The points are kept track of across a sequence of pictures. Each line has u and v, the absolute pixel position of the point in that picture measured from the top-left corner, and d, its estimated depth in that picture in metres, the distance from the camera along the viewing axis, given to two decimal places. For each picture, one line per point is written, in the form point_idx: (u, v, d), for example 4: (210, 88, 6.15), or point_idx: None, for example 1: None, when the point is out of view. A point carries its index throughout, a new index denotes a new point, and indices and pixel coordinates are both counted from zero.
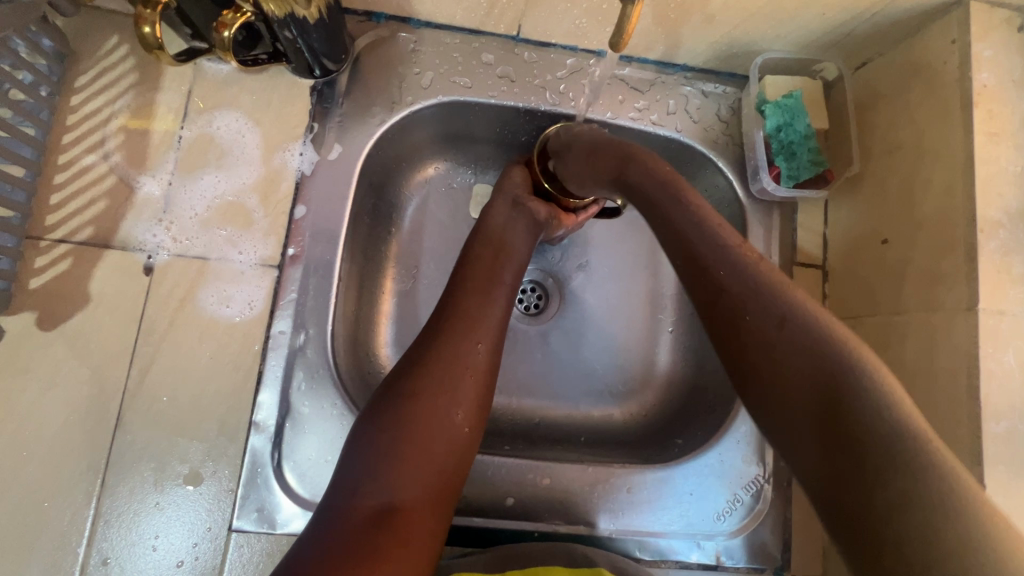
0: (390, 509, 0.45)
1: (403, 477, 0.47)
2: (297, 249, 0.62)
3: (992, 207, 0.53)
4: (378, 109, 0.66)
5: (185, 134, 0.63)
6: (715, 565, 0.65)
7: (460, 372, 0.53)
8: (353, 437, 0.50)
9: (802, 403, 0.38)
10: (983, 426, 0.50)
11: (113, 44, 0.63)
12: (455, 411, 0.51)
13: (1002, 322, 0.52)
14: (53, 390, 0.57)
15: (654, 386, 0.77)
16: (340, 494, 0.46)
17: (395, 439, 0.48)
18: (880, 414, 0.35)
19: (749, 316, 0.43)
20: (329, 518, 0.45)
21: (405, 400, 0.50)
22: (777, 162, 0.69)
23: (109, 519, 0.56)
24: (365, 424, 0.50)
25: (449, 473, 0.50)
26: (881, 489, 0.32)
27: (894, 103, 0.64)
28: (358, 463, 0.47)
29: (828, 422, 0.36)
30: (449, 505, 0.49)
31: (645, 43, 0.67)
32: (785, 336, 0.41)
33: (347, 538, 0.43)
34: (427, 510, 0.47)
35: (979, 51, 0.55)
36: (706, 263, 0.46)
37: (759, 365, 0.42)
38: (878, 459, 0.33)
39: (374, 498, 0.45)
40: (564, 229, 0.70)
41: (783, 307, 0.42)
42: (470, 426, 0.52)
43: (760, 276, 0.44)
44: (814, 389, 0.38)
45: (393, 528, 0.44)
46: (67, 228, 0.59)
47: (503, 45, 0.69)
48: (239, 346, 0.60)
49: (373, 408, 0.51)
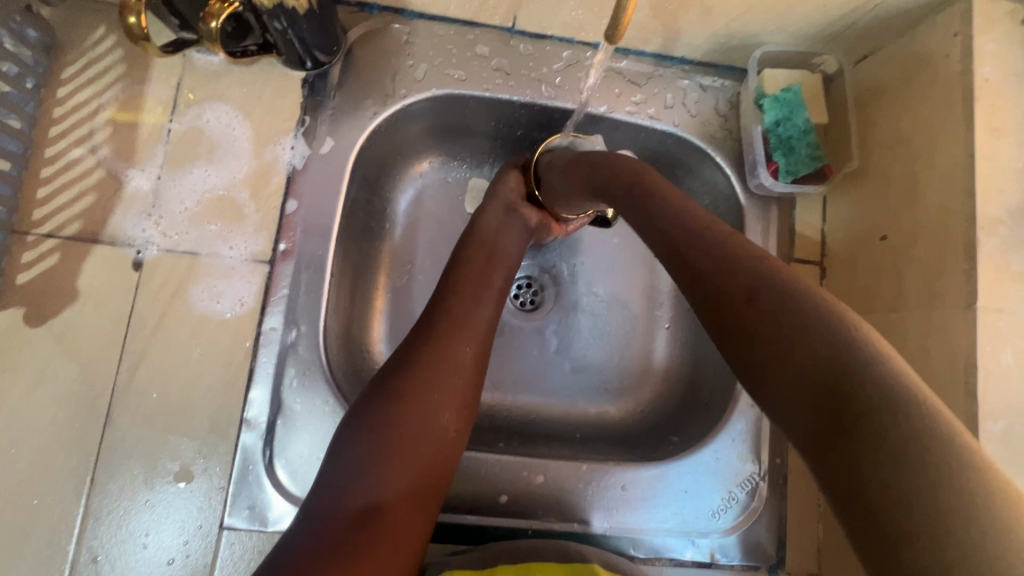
0: (375, 509, 0.45)
1: (390, 477, 0.46)
2: (288, 244, 0.62)
3: (992, 203, 0.52)
4: (371, 103, 0.65)
5: (175, 127, 0.62)
6: (709, 563, 0.65)
7: (448, 373, 0.52)
8: (341, 436, 0.49)
9: (789, 379, 0.33)
10: (981, 425, 0.50)
11: (100, 35, 0.62)
12: (442, 412, 0.51)
13: (1001, 320, 0.51)
14: (42, 387, 0.56)
15: (650, 383, 0.76)
16: (325, 493, 0.46)
17: (382, 438, 0.47)
18: (874, 383, 0.29)
19: (729, 297, 0.39)
20: (315, 517, 0.44)
21: (394, 399, 0.49)
22: (775, 157, 0.67)
23: (99, 517, 0.56)
24: (353, 424, 0.49)
25: (434, 475, 0.49)
26: (877, 466, 0.27)
27: (896, 96, 0.63)
28: (345, 463, 0.47)
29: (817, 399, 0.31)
30: (433, 508, 0.49)
31: (643, 36, 0.66)
32: (768, 310, 0.36)
33: (331, 537, 0.42)
34: (412, 511, 0.46)
35: (981, 44, 0.54)
36: (693, 253, 0.43)
37: (743, 342, 0.37)
38: (873, 435, 0.28)
39: (360, 497, 0.45)
40: (553, 237, 0.73)
41: (768, 282, 0.37)
42: (457, 428, 0.52)
43: (744, 256, 0.40)
44: (800, 367, 0.33)
45: (378, 529, 0.44)
46: (55, 223, 0.58)
47: (498, 37, 0.68)
48: (230, 342, 0.60)
49: (361, 406, 0.50)
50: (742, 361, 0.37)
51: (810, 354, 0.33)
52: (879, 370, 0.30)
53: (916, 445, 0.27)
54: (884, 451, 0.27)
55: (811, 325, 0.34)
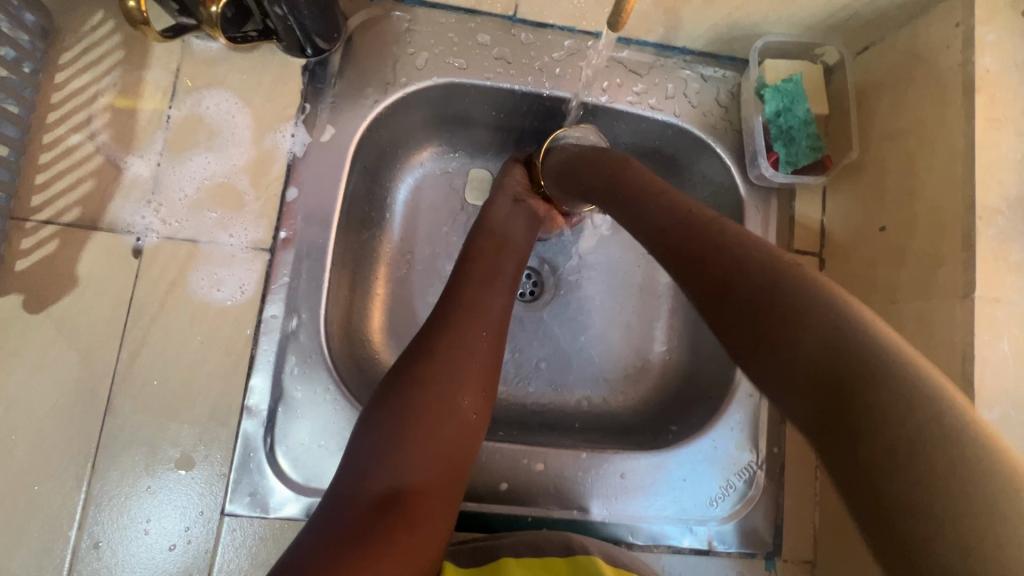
0: (398, 493, 0.45)
1: (413, 460, 0.47)
2: (289, 232, 0.61)
3: (991, 193, 0.53)
4: (371, 91, 0.65)
5: (174, 113, 0.62)
6: (707, 550, 0.65)
7: (465, 357, 0.52)
8: (361, 424, 0.49)
9: (806, 391, 0.32)
10: (976, 413, 0.50)
11: (97, 19, 0.61)
12: (462, 395, 0.51)
13: (998, 310, 0.51)
14: (42, 374, 0.56)
15: (648, 374, 0.77)
16: (348, 477, 0.46)
17: (403, 424, 0.48)
18: (902, 404, 0.28)
19: (729, 298, 0.39)
20: (339, 501, 0.45)
21: (414, 386, 0.50)
22: (775, 148, 0.68)
23: (100, 503, 0.56)
24: (373, 410, 0.50)
25: (458, 457, 0.49)
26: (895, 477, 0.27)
27: (896, 88, 0.63)
28: (366, 448, 0.47)
29: (834, 412, 0.30)
30: (458, 489, 0.49)
31: (644, 25, 0.66)
32: (777, 308, 0.35)
33: (355, 522, 0.43)
34: (438, 493, 0.47)
35: (982, 35, 0.54)
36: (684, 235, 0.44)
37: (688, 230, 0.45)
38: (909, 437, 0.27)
39: (383, 481, 0.45)
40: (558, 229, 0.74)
41: (765, 272, 0.38)
42: (478, 411, 0.52)
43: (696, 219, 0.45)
44: (821, 380, 0.31)
45: (405, 512, 0.44)
46: (53, 210, 0.58)
47: (500, 25, 0.68)
48: (231, 329, 0.60)
49: (381, 393, 0.51)
50: (725, 329, 0.39)
51: (831, 363, 0.31)
52: (906, 396, 0.28)
53: (941, 444, 0.26)
54: (909, 450, 0.27)
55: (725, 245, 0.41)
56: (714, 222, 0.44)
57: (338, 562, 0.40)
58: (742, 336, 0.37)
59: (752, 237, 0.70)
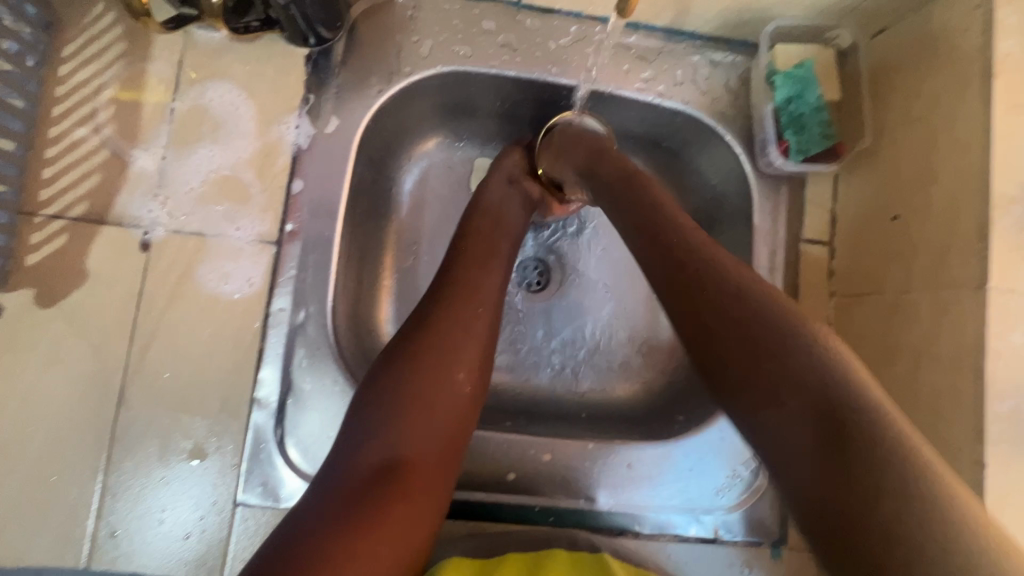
0: (392, 466, 0.45)
1: (406, 433, 0.47)
2: (295, 225, 0.61)
3: (1008, 181, 0.51)
4: (376, 80, 0.64)
5: (178, 105, 0.61)
6: (713, 539, 0.65)
7: (459, 334, 0.52)
8: (358, 399, 0.50)
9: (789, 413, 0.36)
10: (987, 406, 0.50)
11: (99, 11, 0.60)
12: (456, 371, 0.51)
13: (1013, 301, 0.50)
14: (54, 367, 0.57)
15: (659, 360, 0.77)
16: (342, 451, 0.47)
17: (396, 399, 0.48)
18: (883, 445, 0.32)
19: (719, 317, 0.42)
20: (334, 473, 0.45)
21: (407, 361, 0.50)
22: (785, 136, 0.67)
23: (116, 493, 0.57)
24: (368, 386, 0.50)
25: (451, 431, 0.49)
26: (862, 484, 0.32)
27: (913, 72, 0.61)
28: (360, 423, 0.48)
29: (824, 467, 0.34)
30: (452, 465, 0.49)
31: (653, 8, 0.65)
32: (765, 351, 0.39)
33: (347, 494, 0.43)
34: (432, 467, 0.47)
35: (1003, 17, 0.52)
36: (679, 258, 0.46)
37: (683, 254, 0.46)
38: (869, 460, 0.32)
39: (375, 454, 0.46)
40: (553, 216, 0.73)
41: (740, 298, 0.41)
42: (473, 387, 0.52)
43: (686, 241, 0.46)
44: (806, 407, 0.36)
45: (397, 483, 0.44)
46: (61, 204, 0.58)
47: (505, 11, 0.67)
48: (240, 322, 0.60)
49: (377, 370, 0.51)
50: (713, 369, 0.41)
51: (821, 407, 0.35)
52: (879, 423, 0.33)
53: (898, 477, 0.31)
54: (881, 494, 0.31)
55: (712, 276, 0.43)
56: (694, 239, 0.47)
57: (328, 534, 0.41)
58: (733, 374, 0.40)
59: (761, 225, 0.69)
